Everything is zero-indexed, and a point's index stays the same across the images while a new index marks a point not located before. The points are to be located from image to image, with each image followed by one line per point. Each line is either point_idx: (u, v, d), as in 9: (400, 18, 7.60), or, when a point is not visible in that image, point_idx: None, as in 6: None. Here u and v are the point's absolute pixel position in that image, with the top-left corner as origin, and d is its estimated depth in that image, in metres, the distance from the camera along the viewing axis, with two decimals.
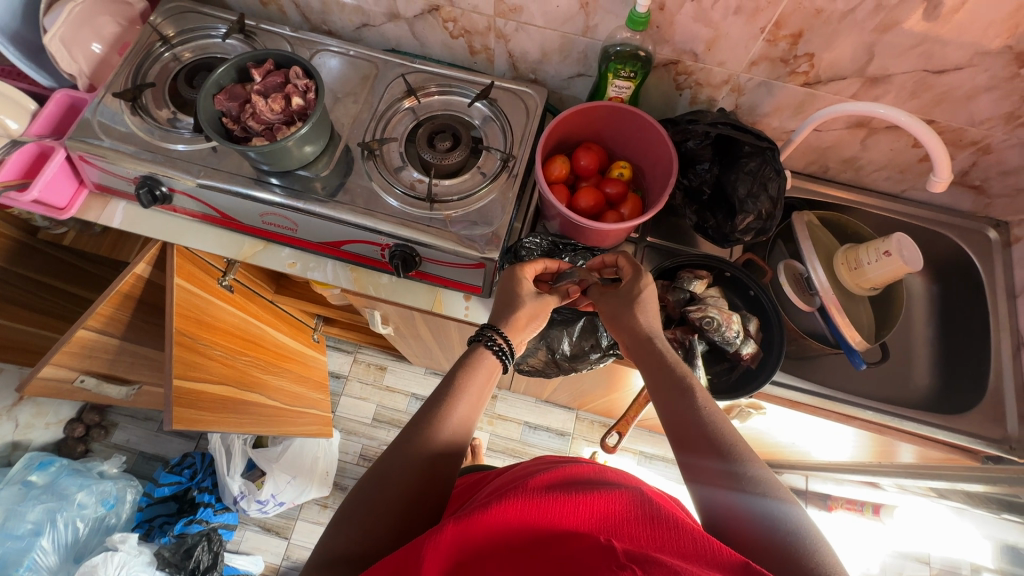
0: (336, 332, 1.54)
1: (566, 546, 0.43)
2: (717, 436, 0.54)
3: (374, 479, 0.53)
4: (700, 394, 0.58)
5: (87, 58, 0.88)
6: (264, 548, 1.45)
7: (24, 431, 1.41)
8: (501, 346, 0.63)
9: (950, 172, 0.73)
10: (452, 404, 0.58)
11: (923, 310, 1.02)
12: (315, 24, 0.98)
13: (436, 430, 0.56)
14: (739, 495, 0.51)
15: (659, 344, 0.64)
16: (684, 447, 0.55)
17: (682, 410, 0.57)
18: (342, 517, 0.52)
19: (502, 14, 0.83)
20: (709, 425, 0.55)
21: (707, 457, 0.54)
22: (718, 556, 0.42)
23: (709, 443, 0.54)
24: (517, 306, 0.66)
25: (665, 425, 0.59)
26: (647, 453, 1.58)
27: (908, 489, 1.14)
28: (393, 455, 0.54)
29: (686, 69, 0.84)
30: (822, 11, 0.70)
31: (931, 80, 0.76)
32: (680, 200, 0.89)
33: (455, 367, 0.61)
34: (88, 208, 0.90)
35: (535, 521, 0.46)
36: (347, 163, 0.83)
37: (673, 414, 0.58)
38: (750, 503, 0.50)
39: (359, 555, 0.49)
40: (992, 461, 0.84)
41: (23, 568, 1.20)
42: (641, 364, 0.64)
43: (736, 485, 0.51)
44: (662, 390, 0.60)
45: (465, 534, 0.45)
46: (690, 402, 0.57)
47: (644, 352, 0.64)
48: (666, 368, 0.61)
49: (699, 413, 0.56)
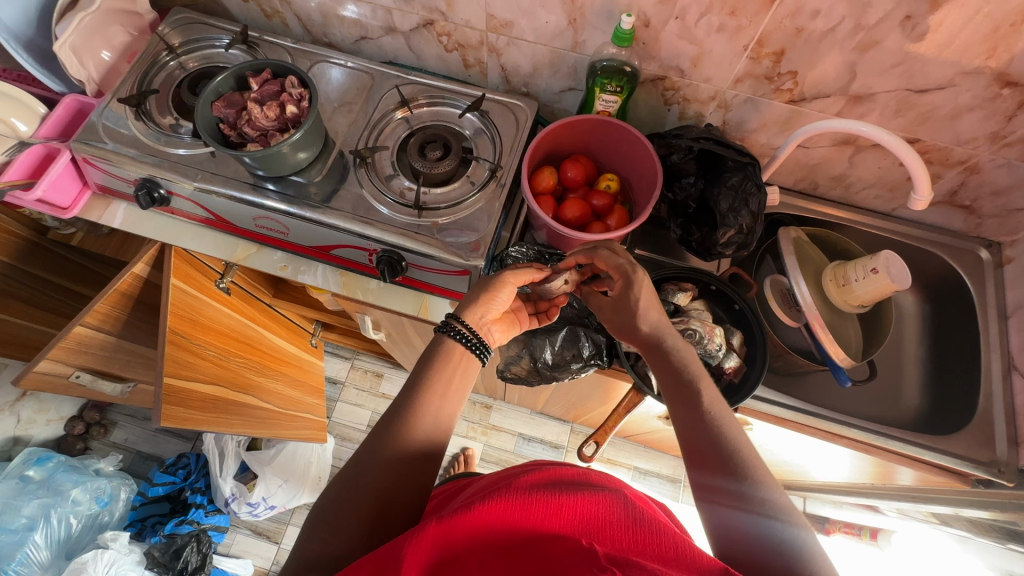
0: (335, 338, 1.56)
1: (550, 550, 0.42)
2: (728, 453, 0.53)
3: (349, 478, 0.53)
4: (711, 399, 0.58)
5: (96, 65, 0.92)
6: (254, 552, 1.45)
7: (25, 427, 1.44)
8: (466, 334, 0.64)
9: (930, 190, 0.73)
10: (424, 399, 0.58)
11: (915, 329, 1.01)
12: (316, 37, 1.02)
13: (411, 424, 0.56)
14: (748, 517, 0.49)
15: (670, 346, 0.64)
16: (697, 465, 0.54)
17: (696, 426, 0.56)
18: (315, 520, 0.51)
19: (494, 28, 0.86)
20: (721, 440, 0.54)
21: (716, 474, 0.52)
22: (701, 561, 0.42)
23: (722, 461, 0.52)
24: (489, 298, 0.67)
25: (681, 442, 0.57)
26: (640, 468, 1.55)
27: (909, 514, 1.11)
28: (364, 452, 0.54)
29: (673, 84, 0.85)
30: (804, 30, 0.72)
31: (915, 99, 0.77)
32: (665, 213, 0.90)
33: (421, 361, 0.62)
34: (90, 208, 0.93)
35: (522, 523, 0.46)
36: (340, 169, 0.86)
37: (689, 431, 0.56)
38: (761, 529, 0.48)
39: (333, 557, 0.48)
40: (983, 485, 0.83)
41: (15, 563, 1.21)
42: (658, 370, 0.64)
43: (747, 508, 0.49)
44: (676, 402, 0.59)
45: (451, 533, 0.45)
46: (698, 412, 0.57)
47: (659, 357, 0.64)
48: (682, 379, 0.60)
49: (709, 420, 0.56)
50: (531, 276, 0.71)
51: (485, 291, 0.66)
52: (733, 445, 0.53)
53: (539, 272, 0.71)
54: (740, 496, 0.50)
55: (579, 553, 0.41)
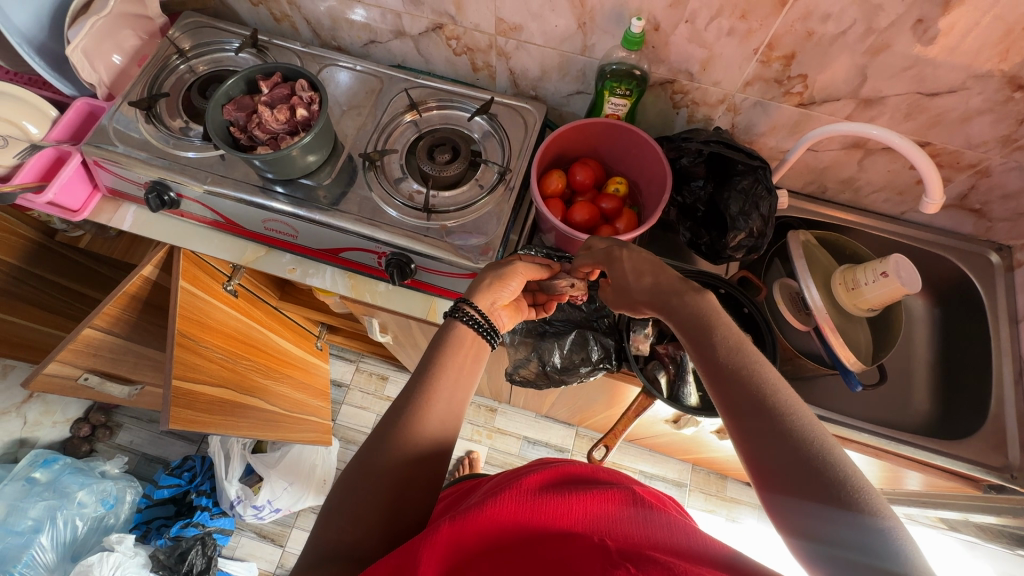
0: (340, 340, 1.56)
1: (564, 547, 0.42)
2: (800, 454, 0.43)
3: (361, 468, 0.51)
4: (752, 365, 0.49)
5: (107, 68, 0.93)
6: (258, 555, 1.45)
7: (32, 428, 1.44)
8: (477, 319, 0.63)
9: (942, 194, 0.73)
10: (436, 385, 0.56)
11: (924, 333, 1.01)
12: (325, 40, 1.02)
13: (423, 414, 0.54)
14: (839, 528, 0.40)
15: (677, 301, 0.57)
16: (766, 474, 0.45)
17: (755, 429, 0.46)
18: (329, 511, 0.50)
19: (503, 32, 0.86)
20: (785, 440, 0.44)
21: (777, 466, 0.44)
22: (710, 553, 0.41)
23: (799, 467, 0.43)
24: (500, 284, 0.67)
25: (738, 447, 0.48)
26: (646, 472, 1.54)
27: (918, 519, 1.10)
28: (375, 442, 0.53)
29: (682, 88, 0.85)
30: (814, 33, 0.72)
31: (925, 102, 0.77)
32: (674, 216, 0.91)
33: (431, 347, 0.60)
34: (100, 211, 0.94)
35: (537, 522, 0.45)
36: (349, 172, 0.86)
37: (747, 434, 0.47)
38: (861, 544, 0.39)
39: (350, 547, 0.48)
40: (995, 491, 0.81)
41: (21, 564, 1.21)
42: (697, 359, 0.53)
43: (837, 520, 0.41)
44: (731, 400, 0.49)
45: (466, 533, 0.44)
46: (752, 411, 0.47)
47: (689, 323, 0.55)
48: (724, 362, 0.51)
49: (751, 391, 0.48)
50: (539, 275, 0.72)
51: (499, 278, 0.67)
52: (807, 445, 0.44)
53: (546, 271, 0.72)
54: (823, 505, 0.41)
55: (591, 548, 0.41)
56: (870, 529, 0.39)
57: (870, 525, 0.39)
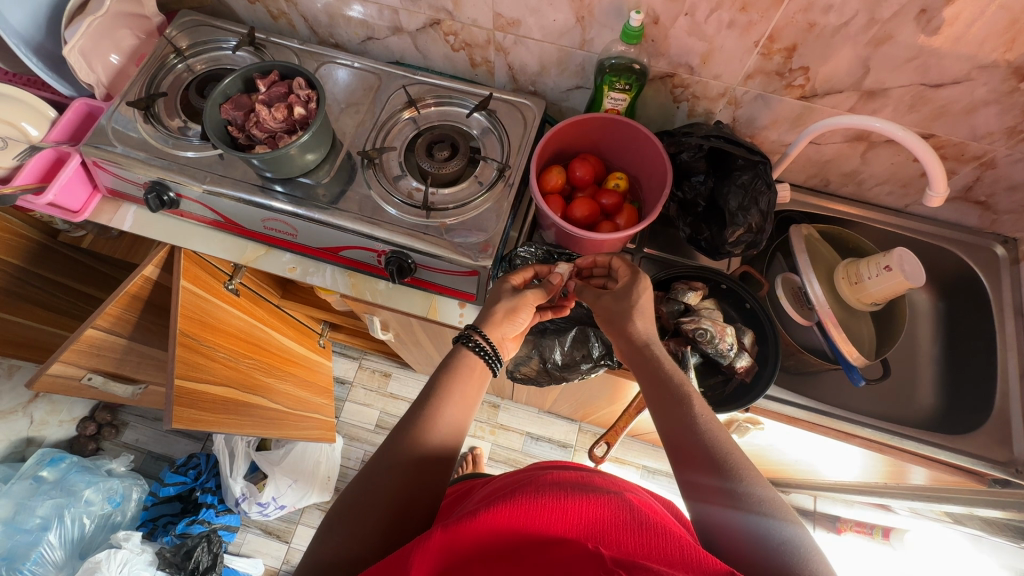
0: (343, 338, 1.56)
1: (553, 555, 0.41)
2: (722, 459, 0.50)
3: (364, 483, 0.52)
4: (696, 402, 0.56)
5: (105, 68, 0.93)
6: (264, 551, 1.46)
7: (38, 428, 1.45)
8: (485, 347, 0.62)
9: (946, 187, 0.72)
10: (439, 407, 0.57)
11: (928, 327, 1.00)
12: (323, 37, 1.02)
13: (426, 433, 0.55)
14: (735, 505, 0.47)
15: (654, 350, 0.62)
16: (685, 463, 0.52)
17: (690, 438, 0.52)
18: (331, 522, 0.50)
19: (501, 27, 0.85)
20: (718, 450, 0.51)
21: (704, 466, 0.50)
22: (707, 565, 0.40)
23: (710, 460, 0.50)
24: (507, 304, 0.66)
25: (668, 451, 0.55)
26: (649, 467, 1.54)
27: (922, 514, 1.09)
28: (378, 459, 0.53)
29: (682, 81, 0.85)
30: (816, 25, 0.71)
31: (930, 93, 0.76)
32: (675, 211, 0.90)
33: (438, 369, 0.61)
34: (100, 212, 0.94)
35: (519, 530, 0.44)
36: (347, 170, 0.85)
37: (679, 442, 0.53)
38: (761, 528, 0.46)
39: (349, 562, 0.47)
40: (1000, 485, 0.81)
41: (30, 562, 1.23)
42: (643, 380, 0.61)
43: (732, 500, 0.48)
44: (669, 418, 0.55)
45: (456, 540, 0.43)
46: (689, 416, 0.54)
47: (641, 356, 0.62)
48: (667, 381, 0.58)
49: (690, 410, 0.55)
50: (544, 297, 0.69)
51: (508, 308, 0.66)
52: (719, 446, 0.51)
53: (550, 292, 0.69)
54: (725, 490, 0.48)
55: (583, 558, 0.39)
56: (756, 502, 0.47)
57: (757, 502, 0.47)
